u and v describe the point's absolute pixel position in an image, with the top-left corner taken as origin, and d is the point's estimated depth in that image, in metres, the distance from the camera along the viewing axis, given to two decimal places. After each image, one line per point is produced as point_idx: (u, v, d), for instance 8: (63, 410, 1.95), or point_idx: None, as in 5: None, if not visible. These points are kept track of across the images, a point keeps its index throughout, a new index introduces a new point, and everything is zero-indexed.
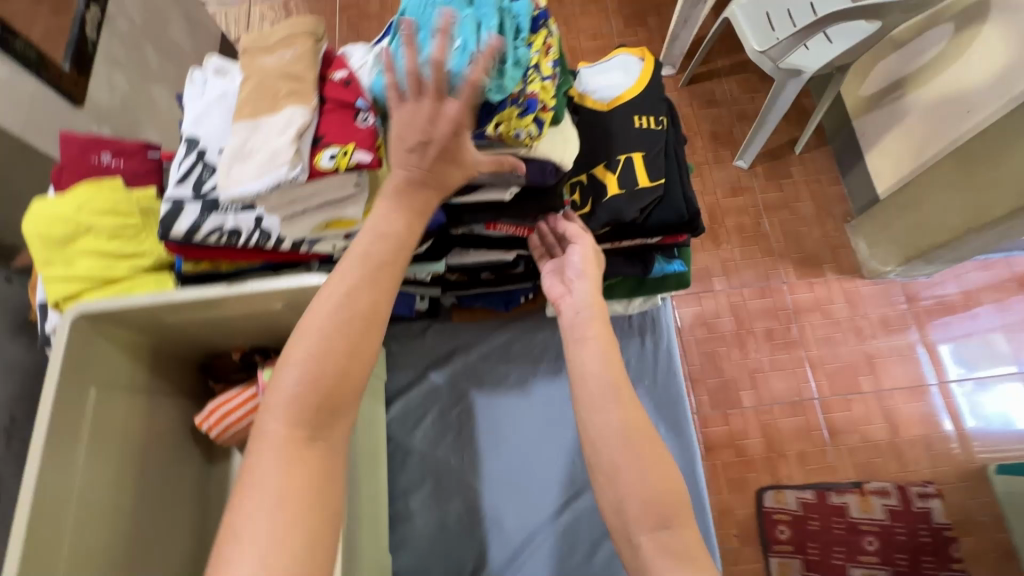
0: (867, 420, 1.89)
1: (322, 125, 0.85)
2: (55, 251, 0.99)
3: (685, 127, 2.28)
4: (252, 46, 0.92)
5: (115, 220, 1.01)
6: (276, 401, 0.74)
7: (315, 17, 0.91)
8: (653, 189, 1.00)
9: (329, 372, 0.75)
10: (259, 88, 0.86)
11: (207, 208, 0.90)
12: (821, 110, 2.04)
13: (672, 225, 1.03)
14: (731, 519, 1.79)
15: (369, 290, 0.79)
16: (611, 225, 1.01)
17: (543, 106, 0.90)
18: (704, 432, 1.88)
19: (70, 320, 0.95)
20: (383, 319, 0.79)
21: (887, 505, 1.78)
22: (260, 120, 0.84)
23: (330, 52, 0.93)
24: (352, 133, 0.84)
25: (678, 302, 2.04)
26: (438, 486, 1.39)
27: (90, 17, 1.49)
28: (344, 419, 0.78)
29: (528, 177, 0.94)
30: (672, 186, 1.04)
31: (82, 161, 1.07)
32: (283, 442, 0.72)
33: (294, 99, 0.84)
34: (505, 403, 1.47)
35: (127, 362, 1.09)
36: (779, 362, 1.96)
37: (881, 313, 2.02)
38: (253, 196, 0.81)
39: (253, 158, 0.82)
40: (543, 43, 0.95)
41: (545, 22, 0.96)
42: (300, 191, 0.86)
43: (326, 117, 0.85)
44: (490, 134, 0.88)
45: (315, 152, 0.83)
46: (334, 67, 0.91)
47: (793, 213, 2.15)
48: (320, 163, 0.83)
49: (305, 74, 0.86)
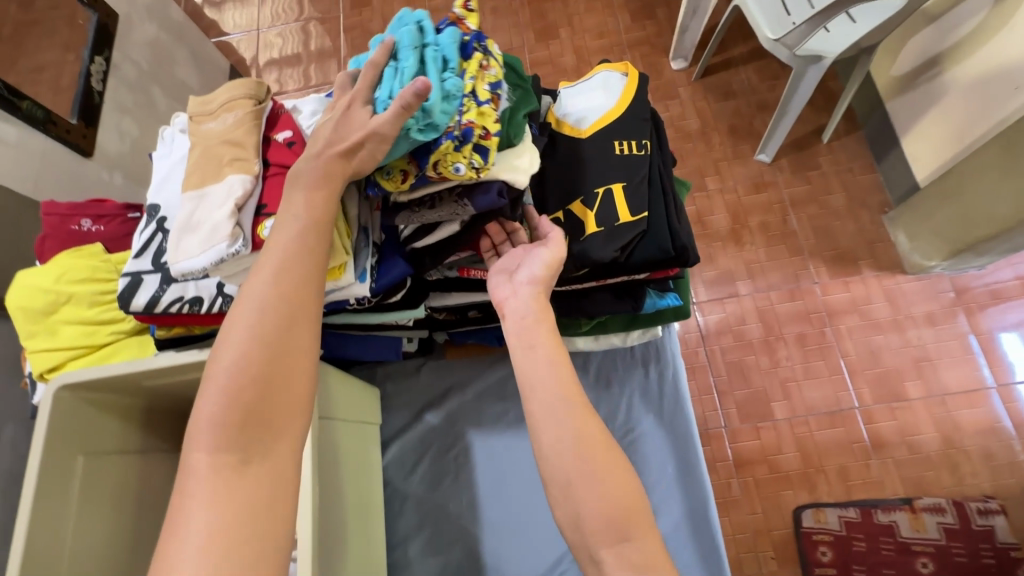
0: (915, 428, 1.74)
1: (266, 192, 0.79)
2: (37, 322, 0.97)
3: (701, 122, 2.16)
4: (196, 112, 0.85)
5: (95, 286, 0.99)
6: (198, 426, 0.65)
7: (255, 78, 0.84)
8: (634, 226, 0.91)
9: (250, 390, 0.65)
10: (204, 156, 0.80)
11: (167, 278, 0.82)
12: (848, 96, 1.89)
13: (658, 262, 0.93)
14: (767, 540, 1.68)
15: (292, 288, 0.70)
16: (589, 267, 0.92)
17: (483, 133, 0.81)
18: (734, 447, 1.78)
19: (53, 393, 0.86)
20: (309, 315, 0.70)
21: (942, 523, 1.63)
22: (206, 190, 0.78)
23: (275, 111, 0.85)
24: None
25: (700, 309, 1.93)
26: (436, 535, 1.15)
27: (95, 70, 1.55)
28: (282, 433, 0.67)
29: (477, 208, 0.85)
30: (658, 218, 0.94)
31: (63, 229, 1.04)
32: (209, 475, 0.63)
33: (237, 166, 0.77)
34: (500, 445, 1.19)
35: (120, 425, 0.96)
36: (813, 369, 1.83)
37: (928, 311, 1.85)
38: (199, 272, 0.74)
39: (198, 231, 0.75)
40: (477, 66, 0.84)
41: (479, 43, 0.86)
42: (254, 259, 0.78)
43: (269, 183, 0.79)
44: (432, 175, 0.82)
45: (258, 222, 0.77)
46: (278, 127, 0.83)
47: (823, 207, 2.01)
48: (264, 233, 0.76)
49: (246, 138, 0.80)
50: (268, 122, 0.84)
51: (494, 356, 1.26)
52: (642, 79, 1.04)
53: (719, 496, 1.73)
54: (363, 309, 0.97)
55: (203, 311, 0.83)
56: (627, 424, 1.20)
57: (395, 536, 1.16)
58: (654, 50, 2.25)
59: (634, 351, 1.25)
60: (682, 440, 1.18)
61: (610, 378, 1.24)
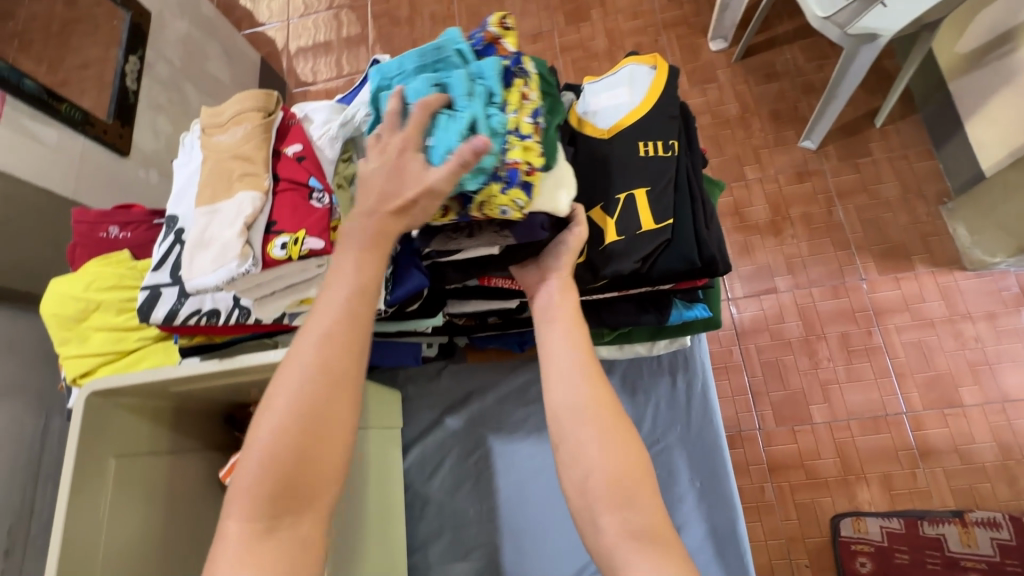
0: (969, 436, 1.63)
1: (275, 208, 0.78)
2: (71, 329, 1.01)
3: (741, 106, 2.04)
4: (209, 123, 0.86)
5: (123, 293, 1.02)
6: (235, 492, 0.63)
7: (268, 89, 0.84)
8: (658, 233, 0.87)
9: (286, 461, 0.63)
10: (215, 170, 0.81)
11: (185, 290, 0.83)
12: (906, 77, 1.74)
13: (683, 273, 0.88)
14: (801, 547, 1.62)
15: (334, 349, 0.67)
16: (609, 278, 0.88)
17: (528, 170, 0.79)
18: (769, 450, 1.71)
19: (84, 399, 0.88)
20: (351, 380, 0.67)
21: (997, 539, 1.52)
22: (217, 206, 0.78)
23: (287, 122, 0.85)
24: (305, 218, 0.77)
25: (735, 306, 1.85)
26: (455, 540, 1.15)
27: (129, 69, 1.59)
28: (314, 506, 0.64)
29: (517, 237, 0.84)
30: (685, 224, 0.89)
31: (93, 237, 1.06)
32: (239, 546, 0.61)
33: (247, 182, 0.78)
34: (520, 449, 1.18)
35: (149, 428, 0.99)
36: (857, 371, 1.73)
37: (988, 311, 1.71)
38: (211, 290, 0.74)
39: (210, 248, 0.76)
40: (519, 95, 0.82)
41: (518, 68, 0.83)
42: (264, 276, 0.78)
43: (279, 200, 0.79)
44: (474, 215, 0.81)
45: (268, 240, 0.76)
46: (287, 140, 0.82)
47: (873, 197, 1.87)
48: (271, 252, 0.75)
49: (254, 153, 0.80)
50: (278, 135, 0.84)
51: (516, 359, 1.24)
52: (672, 71, 0.98)
53: (751, 501, 1.67)
54: (382, 317, 0.97)
55: (220, 322, 0.83)
56: (651, 432, 1.17)
57: (416, 538, 1.17)
58: (691, 31, 2.13)
59: (660, 360, 1.21)
60: (709, 448, 1.13)
61: (634, 386, 1.20)
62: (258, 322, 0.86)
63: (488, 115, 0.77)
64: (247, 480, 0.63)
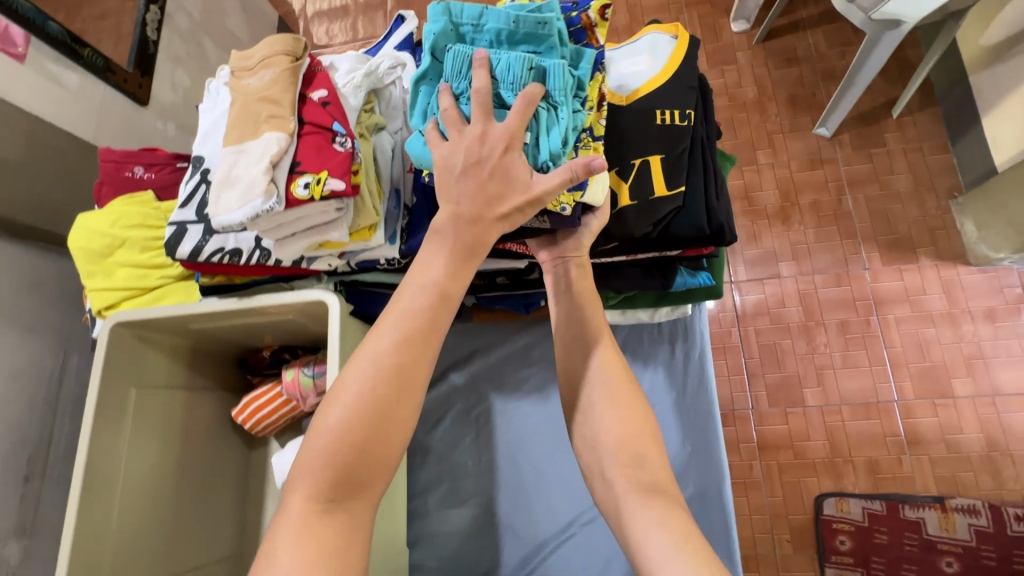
0: (957, 427, 1.66)
1: (299, 151, 0.80)
2: (96, 264, 1.04)
3: (759, 90, 2.03)
4: (237, 67, 0.88)
5: (147, 232, 1.05)
6: (300, 470, 0.67)
7: (294, 34, 0.86)
8: (670, 201, 0.90)
9: (352, 447, 0.67)
10: (242, 113, 0.83)
11: (209, 229, 0.86)
12: (927, 67, 1.72)
13: (692, 241, 0.92)
14: (785, 524, 1.67)
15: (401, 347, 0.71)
16: (619, 241, 0.92)
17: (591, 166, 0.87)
18: (760, 430, 1.75)
19: (110, 329, 0.93)
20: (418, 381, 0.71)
21: (974, 525, 1.57)
22: (244, 146, 0.81)
23: (313, 68, 0.87)
24: (328, 160, 0.78)
25: (738, 289, 1.87)
26: (453, 489, 1.21)
27: (150, 19, 1.59)
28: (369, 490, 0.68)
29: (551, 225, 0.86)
30: (696, 194, 0.92)
31: (118, 177, 1.10)
32: (299, 522, 0.64)
33: (273, 123, 0.80)
34: (519, 409, 1.22)
35: (167, 363, 1.03)
36: (852, 358, 1.76)
37: (988, 306, 1.73)
38: (236, 226, 0.77)
39: (236, 186, 0.78)
40: (597, 94, 0.90)
41: (601, 67, 0.91)
42: (286, 217, 0.80)
43: (304, 143, 0.80)
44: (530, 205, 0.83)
45: (292, 180, 0.78)
46: (314, 86, 0.84)
47: (884, 188, 1.88)
48: (295, 191, 0.77)
49: (282, 97, 0.82)
50: (304, 81, 0.86)
51: (521, 323, 1.27)
52: (692, 42, 0.98)
53: (739, 477, 1.72)
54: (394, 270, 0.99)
55: (242, 262, 0.86)
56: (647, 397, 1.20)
57: (416, 486, 1.22)
58: (714, 10, 2.11)
59: (661, 326, 1.24)
60: (702, 411, 1.17)
61: (633, 349, 1.23)
62: (278, 265, 0.89)
63: (576, 111, 0.84)
64: (314, 461, 0.67)
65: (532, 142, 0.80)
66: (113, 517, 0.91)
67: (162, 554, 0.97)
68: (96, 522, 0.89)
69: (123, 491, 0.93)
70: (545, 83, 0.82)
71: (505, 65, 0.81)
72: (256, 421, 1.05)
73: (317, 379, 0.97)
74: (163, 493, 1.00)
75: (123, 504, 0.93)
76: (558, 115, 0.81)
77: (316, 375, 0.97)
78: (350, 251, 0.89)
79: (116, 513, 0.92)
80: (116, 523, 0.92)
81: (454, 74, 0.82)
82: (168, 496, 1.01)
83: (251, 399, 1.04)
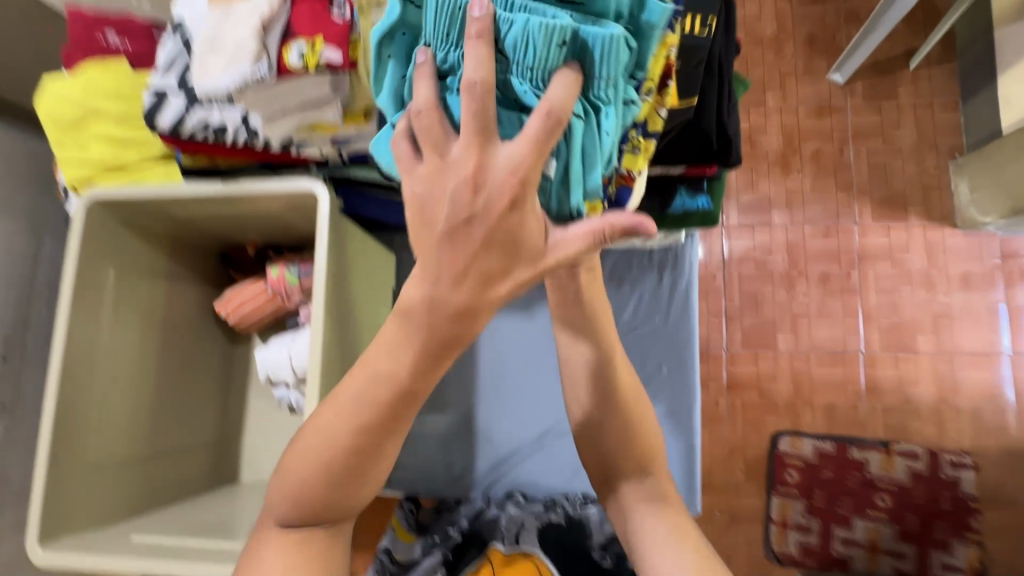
0: (914, 380, 1.75)
1: (293, 17, 0.74)
2: (68, 133, 0.98)
3: (778, 26, 1.93)
4: None
5: (123, 105, 0.98)
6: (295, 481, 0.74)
7: None
8: (683, 112, 0.84)
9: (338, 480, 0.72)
10: None
11: (191, 100, 0.81)
12: (953, 17, 1.65)
13: (695, 155, 0.91)
14: (741, 456, 1.78)
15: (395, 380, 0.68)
16: None
17: (627, 172, 0.77)
18: (730, 369, 1.82)
19: (85, 206, 0.88)
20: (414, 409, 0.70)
21: (912, 468, 1.70)
22: (231, 7, 0.74)
23: None
24: (324, 31, 0.73)
25: (728, 233, 1.87)
26: (433, 395, 1.24)
27: None
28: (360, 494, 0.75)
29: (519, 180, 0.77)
30: (706, 109, 0.88)
31: (88, 41, 0.99)
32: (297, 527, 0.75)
33: None
34: (503, 325, 1.24)
35: (147, 251, 1.00)
36: (828, 308, 1.81)
37: (965, 270, 1.78)
38: (223, 94, 0.72)
39: (222, 50, 0.73)
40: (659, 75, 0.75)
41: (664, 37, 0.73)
42: (276, 91, 0.75)
43: (298, 9, 0.74)
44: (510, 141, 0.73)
45: (284, 49, 0.73)
46: None
47: (887, 142, 1.85)
48: (287, 60, 0.72)
49: None
50: None
51: None
52: None
53: (704, 412, 1.81)
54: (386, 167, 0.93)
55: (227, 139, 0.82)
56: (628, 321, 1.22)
57: None
58: None
59: (653, 256, 1.24)
60: (682, 351, 1.20)
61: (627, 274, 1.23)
62: (266, 149, 0.85)
63: (628, 104, 0.68)
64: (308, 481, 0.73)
65: (559, 169, 0.67)
66: (95, 394, 0.91)
67: (141, 440, 0.99)
68: (78, 397, 0.88)
69: (105, 369, 0.92)
70: (584, 64, 0.63)
71: (521, 36, 0.60)
72: (240, 318, 1.04)
73: (304, 280, 0.96)
74: (143, 383, 1.00)
75: (104, 384, 0.92)
76: (600, 120, 0.65)
77: (303, 274, 0.96)
78: (342, 139, 0.85)
79: (97, 389, 0.91)
80: (97, 399, 0.91)
81: (438, 40, 0.63)
82: (149, 386, 1.01)
83: (234, 295, 1.03)
